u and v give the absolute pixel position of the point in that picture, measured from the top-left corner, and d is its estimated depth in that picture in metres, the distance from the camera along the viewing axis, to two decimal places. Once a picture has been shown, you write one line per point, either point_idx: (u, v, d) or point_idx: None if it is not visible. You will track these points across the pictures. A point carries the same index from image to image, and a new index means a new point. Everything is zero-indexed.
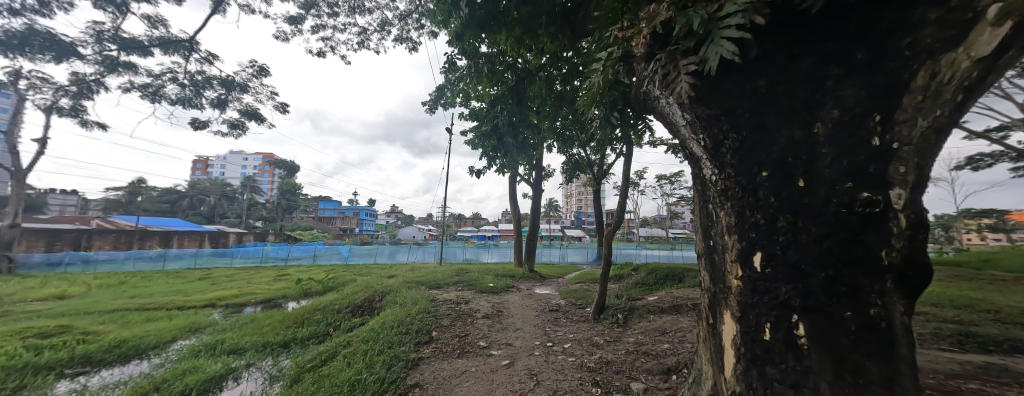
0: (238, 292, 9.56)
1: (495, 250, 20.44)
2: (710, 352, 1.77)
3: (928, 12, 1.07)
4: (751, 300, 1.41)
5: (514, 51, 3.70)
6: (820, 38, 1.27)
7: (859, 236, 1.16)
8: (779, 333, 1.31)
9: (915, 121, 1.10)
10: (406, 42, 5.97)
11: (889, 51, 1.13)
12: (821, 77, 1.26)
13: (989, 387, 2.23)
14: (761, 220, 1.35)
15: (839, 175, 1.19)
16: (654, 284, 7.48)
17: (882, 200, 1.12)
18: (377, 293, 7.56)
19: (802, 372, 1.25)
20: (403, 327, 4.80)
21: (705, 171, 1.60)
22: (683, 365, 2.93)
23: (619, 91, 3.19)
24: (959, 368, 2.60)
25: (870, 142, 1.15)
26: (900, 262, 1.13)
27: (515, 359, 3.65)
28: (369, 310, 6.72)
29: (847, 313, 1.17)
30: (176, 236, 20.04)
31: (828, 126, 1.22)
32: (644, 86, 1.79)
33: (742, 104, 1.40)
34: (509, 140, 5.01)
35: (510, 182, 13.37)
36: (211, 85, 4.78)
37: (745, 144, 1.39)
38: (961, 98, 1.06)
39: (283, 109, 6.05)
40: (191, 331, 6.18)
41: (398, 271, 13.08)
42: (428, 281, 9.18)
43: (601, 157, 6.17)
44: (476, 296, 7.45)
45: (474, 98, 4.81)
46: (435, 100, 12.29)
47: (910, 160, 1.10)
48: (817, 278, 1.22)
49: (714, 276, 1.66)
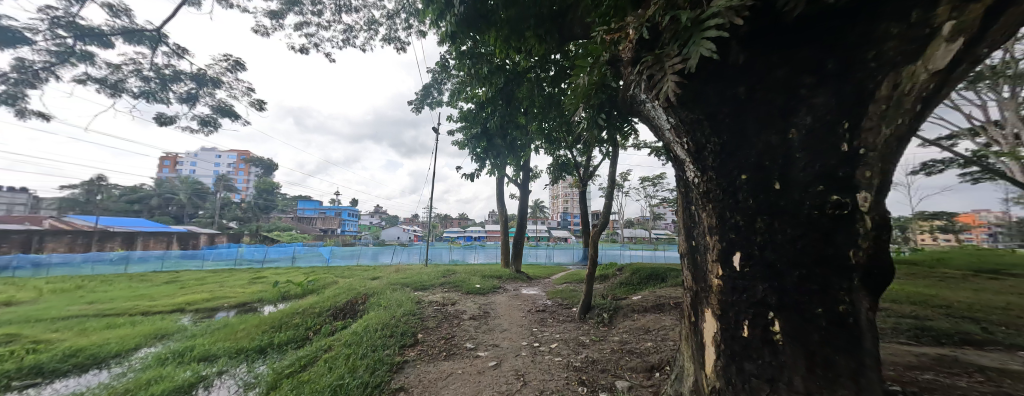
0: (208, 296, 9.09)
1: (481, 251, 20.39)
2: (691, 349, 1.82)
3: (890, 28, 1.15)
4: (730, 298, 1.47)
5: (503, 52, 3.69)
6: (795, 50, 1.34)
7: (830, 236, 1.23)
8: (757, 330, 1.37)
9: (879, 129, 1.19)
10: (394, 42, 5.85)
11: (857, 62, 1.22)
12: (796, 85, 1.33)
13: (942, 377, 2.41)
14: (740, 221, 1.41)
15: (813, 178, 1.26)
16: (638, 283, 7.66)
17: (849, 202, 1.20)
18: (360, 295, 7.38)
19: (777, 367, 1.31)
20: (387, 330, 4.69)
21: (687, 174, 1.67)
22: (665, 363, 3.00)
23: (606, 95, 3.21)
24: (917, 360, 2.79)
25: (839, 148, 1.23)
26: (865, 261, 1.23)
27: (502, 360, 3.64)
28: (352, 314, 6.52)
29: (819, 310, 1.25)
30: (141, 237, 18.91)
31: (801, 132, 1.30)
32: (630, 90, 1.87)
33: (723, 110, 1.46)
34: (499, 141, 5.13)
35: (498, 183, 13.39)
36: (182, 79, 4.55)
37: (726, 148, 1.46)
38: (918, 108, 1.17)
39: (259, 106, 5.84)
40: (158, 338, 5.83)
41: (381, 273, 12.79)
42: (413, 283, 9.03)
43: (587, 159, 6.29)
44: (463, 297, 7.40)
45: (464, 98, 4.84)
46: (422, 99, 12.18)
47: (874, 165, 1.20)
48: (790, 276, 1.29)
49: (696, 275, 1.71)
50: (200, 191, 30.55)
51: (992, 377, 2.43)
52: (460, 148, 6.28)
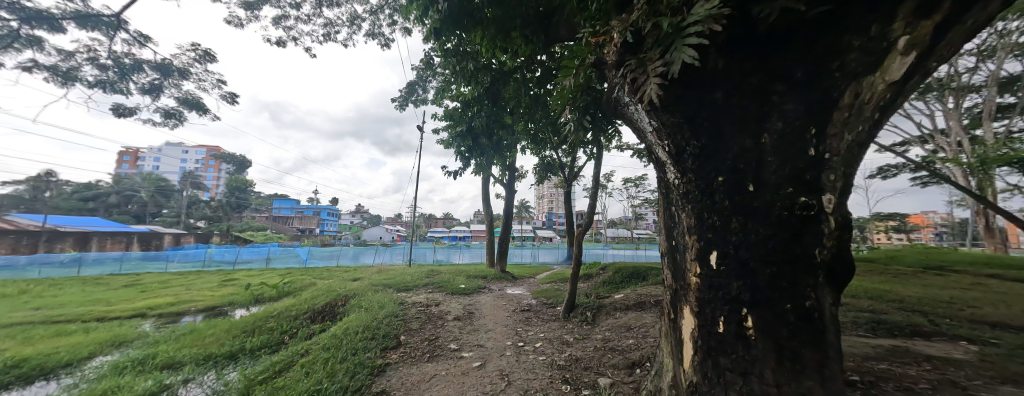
0: (173, 300, 8.55)
1: (465, 251, 20.25)
2: (671, 346, 1.88)
3: (852, 40, 1.24)
4: (707, 295, 1.53)
5: (489, 52, 3.68)
6: (768, 59, 1.41)
7: (798, 236, 1.31)
8: (731, 326, 1.44)
9: (843, 135, 1.29)
10: (378, 38, 5.71)
11: (823, 72, 1.30)
12: (769, 91, 1.40)
13: (895, 366, 2.60)
14: (717, 221, 1.47)
15: (783, 181, 1.33)
16: (620, 282, 7.83)
17: (816, 204, 1.28)
18: (340, 297, 7.16)
19: (749, 361, 1.38)
20: (368, 332, 4.57)
21: (668, 176, 1.73)
22: (646, 359, 3.08)
23: (591, 97, 3.27)
24: (873, 351, 3.00)
25: (807, 152, 1.31)
26: (829, 259, 1.32)
27: (486, 360, 3.62)
28: (331, 316, 6.31)
29: (787, 306, 1.33)
30: (96, 238, 17.55)
31: (773, 137, 1.37)
32: (614, 92, 1.91)
33: (702, 114, 1.52)
34: (484, 141, 5.11)
35: (483, 182, 13.34)
36: (144, 69, 4.27)
37: (704, 150, 1.52)
38: (877, 116, 1.28)
39: (230, 99, 5.56)
40: (115, 346, 5.43)
41: (363, 274, 12.46)
42: (396, 284, 8.85)
43: (572, 160, 6.38)
44: (447, 298, 7.31)
45: (450, 97, 4.81)
46: (406, 97, 11.96)
47: (838, 169, 1.29)
48: (763, 274, 1.36)
49: (676, 274, 1.77)
50: (165, 188, 28.70)
51: (937, 365, 2.65)
52: (445, 147, 6.22)
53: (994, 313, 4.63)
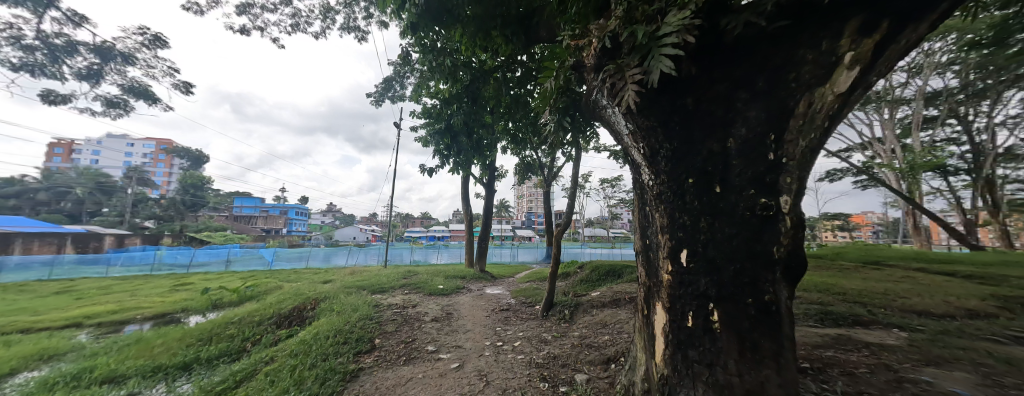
0: (116, 307, 7.75)
1: (443, 250, 19.98)
2: (644, 340, 1.95)
3: (806, 54, 1.35)
4: (678, 291, 1.60)
5: (469, 50, 3.65)
6: (733, 69, 1.49)
7: (758, 235, 1.41)
8: (699, 320, 1.52)
9: (797, 141, 1.41)
10: (353, 31, 5.49)
11: (781, 82, 1.41)
12: (733, 98, 1.49)
13: (840, 353, 2.86)
14: (687, 221, 1.55)
15: (746, 183, 1.43)
16: (597, 280, 8.04)
17: (774, 205, 1.39)
18: (309, 301, 6.82)
19: (715, 353, 1.47)
20: (340, 336, 4.39)
21: (643, 177, 1.80)
22: (620, 354, 3.17)
23: (571, 98, 3.32)
24: (822, 340, 3.27)
25: (767, 156, 1.41)
26: (785, 255, 1.43)
27: (464, 361, 3.59)
28: (299, 321, 5.99)
29: (749, 300, 1.42)
30: (20, 240, 15.52)
31: (738, 141, 1.46)
32: (593, 95, 1.97)
33: (674, 119, 1.59)
34: (463, 139, 5.06)
35: (463, 181, 13.20)
36: (81, 52, 3.86)
37: (676, 153, 1.59)
38: (825, 124, 1.42)
39: (184, 89, 5.15)
40: (43, 360, 4.83)
41: (334, 276, 11.94)
42: (370, 285, 8.56)
43: (551, 160, 6.48)
44: (425, 299, 7.18)
45: (429, 94, 4.74)
46: (382, 92, 11.60)
47: (793, 172, 1.41)
48: (727, 271, 1.45)
49: (649, 271, 1.84)
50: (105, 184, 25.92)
51: (874, 351, 2.95)
52: (424, 145, 6.12)
53: (920, 302, 5.21)
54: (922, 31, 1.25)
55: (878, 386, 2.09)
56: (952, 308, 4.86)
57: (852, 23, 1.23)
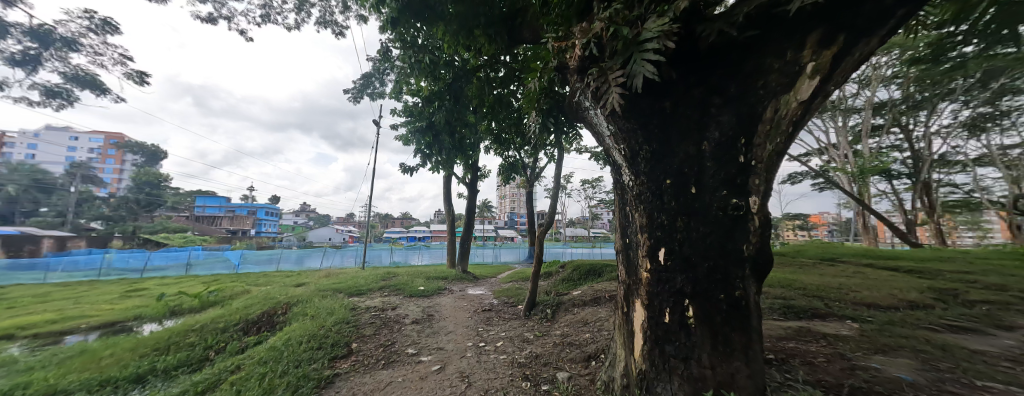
0: (54, 317, 7.00)
1: (424, 251, 19.64)
2: (623, 337, 2.00)
3: (772, 63, 1.44)
4: (655, 288, 1.65)
5: (451, 48, 3.60)
6: (708, 75, 1.56)
7: (730, 234, 1.48)
8: (676, 316, 1.57)
9: (764, 146, 1.50)
10: (330, 26, 5.28)
11: (751, 89, 1.49)
12: (707, 103, 1.56)
13: (801, 344, 3.07)
14: (665, 220, 1.61)
15: (719, 184, 1.50)
16: (578, 279, 8.17)
17: (744, 205, 1.46)
18: (280, 305, 6.49)
19: (690, 347, 1.54)
20: (313, 342, 4.19)
21: (624, 178, 1.86)
22: (601, 351, 3.24)
23: (554, 100, 3.36)
24: (785, 332, 3.49)
25: (738, 159, 1.49)
26: (754, 252, 1.52)
27: (446, 363, 3.54)
28: (268, 327, 5.68)
29: (721, 296, 1.50)
30: None
31: (712, 144, 1.53)
32: (576, 96, 2.01)
33: (653, 121, 1.65)
34: (446, 138, 4.99)
35: (444, 181, 13.04)
36: (13, 35, 3.47)
37: (655, 155, 1.65)
38: (789, 130, 1.52)
39: (139, 79, 4.77)
40: None
41: (308, 279, 11.44)
42: (347, 288, 8.26)
43: (534, 161, 6.55)
44: (405, 301, 7.02)
45: (411, 92, 4.65)
46: (361, 89, 11.25)
47: (760, 174, 1.50)
48: (702, 268, 1.51)
49: (629, 269, 1.90)
50: None
51: (830, 341, 3.19)
52: (405, 143, 6.03)
53: (869, 295, 5.68)
54: (873, 45, 1.36)
55: (833, 374, 2.24)
56: (896, 300, 5.33)
57: (814, 34, 1.32)
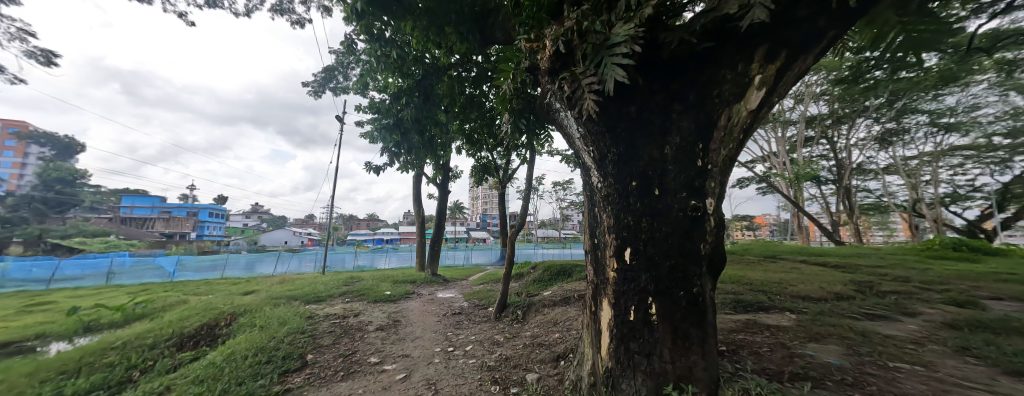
0: None
1: (391, 254, 18.93)
2: (591, 336, 2.03)
3: (725, 74, 1.54)
4: (621, 288, 1.70)
5: (420, 43, 3.49)
6: (670, 82, 1.64)
7: (688, 234, 1.56)
8: (640, 313, 1.62)
9: (719, 151, 1.60)
10: (288, 14, 4.90)
11: (708, 97, 1.58)
12: (669, 110, 1.63)
13: (748, 335, 3.34)
14: (630, 221, 1.66)
15: (679, 187, 1.57)
16: (549, 280, 8.28)
17: (701, 206, 1.55)
18: (224, 316, 5.87)
19: (652, 343, 1.60)
20: (261, 355, 3.82)
21: (593, 179, 1.91)
22: (569, 350, 3.28)
23: (526, 101, 3.38)
24: (734, 325, 3.78)
25: (696, 163, 1.57)
26: (709, 251, 1.61)
27: (411, 370, 3.40)
28: (208, 341, 5.09)
29: (681, 293, 1.57)
30: None
31: (673, 149, 1.60)
32: (547, 98, 2.03)
33: (620, 124, 1.69)
34: (415, 136, 4.81)
35: (414, 182, 12.65)
36: None
37: (622, 157, 1.71)
38: (739, 136, 1.65)
39: (48, 60, 4.13)
40: None
41: (259, 286, 10.49)
42: (304, 295, 7.67)
43: (507, 163, 6.58)
44: (369, 306, 6.67)
45: (377, 87, 4.45)
46: (323, 82, 10.60)
47: (716, 178, 1.61)
48: (664, 266, 1.57)
49: (597, 270, 1.93)
50: None
51: (772, 331, 3.51)
52: (371, 142, 5.79)
53: (804, 288, 6.35)
54: (808, 62, 1.52)
55: (776, 362, 2.44)
56: (825, 292, 6.00)
57: (760, 50, 1.45)
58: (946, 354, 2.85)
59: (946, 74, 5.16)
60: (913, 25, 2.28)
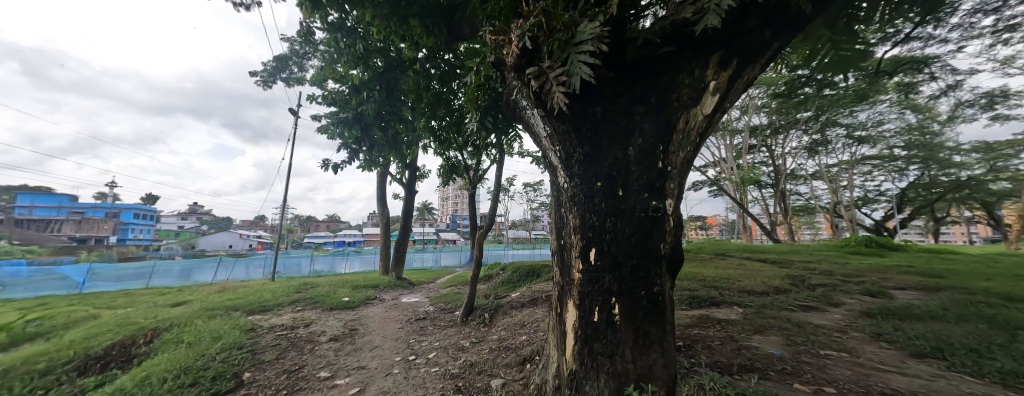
0: None
1: (352, 257, 17.92)
2: (556, 338, 1.99)
3: (684, 78, 1.58)
4: (586, 288, 1.68)
5: (382, 34, 3.28)
6: (634, 83, 1.64)
7: (649, 234, 1.57)
8: (603, 314, 1.61)
9: (677, 153, 1.64)
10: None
11: (668, 101, 1.61)
12: (633, 112, 1.63)
13: (702, 330, 3.53)
14: (595, 221, 1.64)
15: (642, 188, 1.57)
16: (517, 281, 8.26)
17: (662, 207, 1.57)
18: (144, 332, 5.12)
19: (615, 344, 1.59)
20: (186, 377, 3.33)
21: (559, 180, 1.88)
22: (535, 353, 3.24)
23: (493, 98, 3.32)
24: (690, 320, 3.99)
25: (657, 164, 1.59)
26: (668, 251, 1.64)
27: (367, 383, 3.16)
28: (121, 363, 4.37)
29: (642, 292, 1.58)
30: None
31: (636, 150, 1.61)
32: (513, 95, 1.98)
33: (585, 125, 1.68)
34: (377, 133, 4.58)
35: (378, 181, 12.05)
36: None
37: (588, 157, 1.70)
38: (696, 139, 1.71)
39: None
40: None
41: (194, 295, 9.34)
42: (247, 304, 6.94)
43: (476, 163, 6.48)
44: (324, 315, 6.19)
45: (335, 78, 4.14)
46: (274, 72, 9.71)
47: (675, 179, 1.65)
48: (627, 266, 1.57)
49: (563, 270, 1.90)
50: None
51: (722, 325, 3.75)
52: (328, 138, 5.41)
53: (748, 283, 6.92)
54: (754, 71, 1.61)
55: (726, 355, 2.58)
56: (766, 286, 6.57)
57: (715, 57, 1.51)
58: (864, 340, 3.21)
59: (861, 93, 5.91)
60: (843, 44, 2.50)
